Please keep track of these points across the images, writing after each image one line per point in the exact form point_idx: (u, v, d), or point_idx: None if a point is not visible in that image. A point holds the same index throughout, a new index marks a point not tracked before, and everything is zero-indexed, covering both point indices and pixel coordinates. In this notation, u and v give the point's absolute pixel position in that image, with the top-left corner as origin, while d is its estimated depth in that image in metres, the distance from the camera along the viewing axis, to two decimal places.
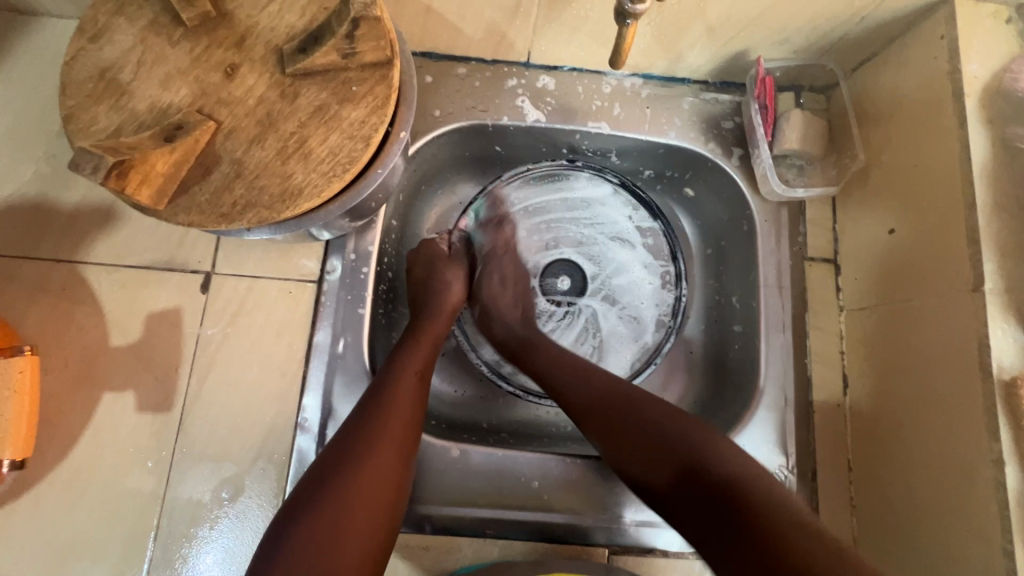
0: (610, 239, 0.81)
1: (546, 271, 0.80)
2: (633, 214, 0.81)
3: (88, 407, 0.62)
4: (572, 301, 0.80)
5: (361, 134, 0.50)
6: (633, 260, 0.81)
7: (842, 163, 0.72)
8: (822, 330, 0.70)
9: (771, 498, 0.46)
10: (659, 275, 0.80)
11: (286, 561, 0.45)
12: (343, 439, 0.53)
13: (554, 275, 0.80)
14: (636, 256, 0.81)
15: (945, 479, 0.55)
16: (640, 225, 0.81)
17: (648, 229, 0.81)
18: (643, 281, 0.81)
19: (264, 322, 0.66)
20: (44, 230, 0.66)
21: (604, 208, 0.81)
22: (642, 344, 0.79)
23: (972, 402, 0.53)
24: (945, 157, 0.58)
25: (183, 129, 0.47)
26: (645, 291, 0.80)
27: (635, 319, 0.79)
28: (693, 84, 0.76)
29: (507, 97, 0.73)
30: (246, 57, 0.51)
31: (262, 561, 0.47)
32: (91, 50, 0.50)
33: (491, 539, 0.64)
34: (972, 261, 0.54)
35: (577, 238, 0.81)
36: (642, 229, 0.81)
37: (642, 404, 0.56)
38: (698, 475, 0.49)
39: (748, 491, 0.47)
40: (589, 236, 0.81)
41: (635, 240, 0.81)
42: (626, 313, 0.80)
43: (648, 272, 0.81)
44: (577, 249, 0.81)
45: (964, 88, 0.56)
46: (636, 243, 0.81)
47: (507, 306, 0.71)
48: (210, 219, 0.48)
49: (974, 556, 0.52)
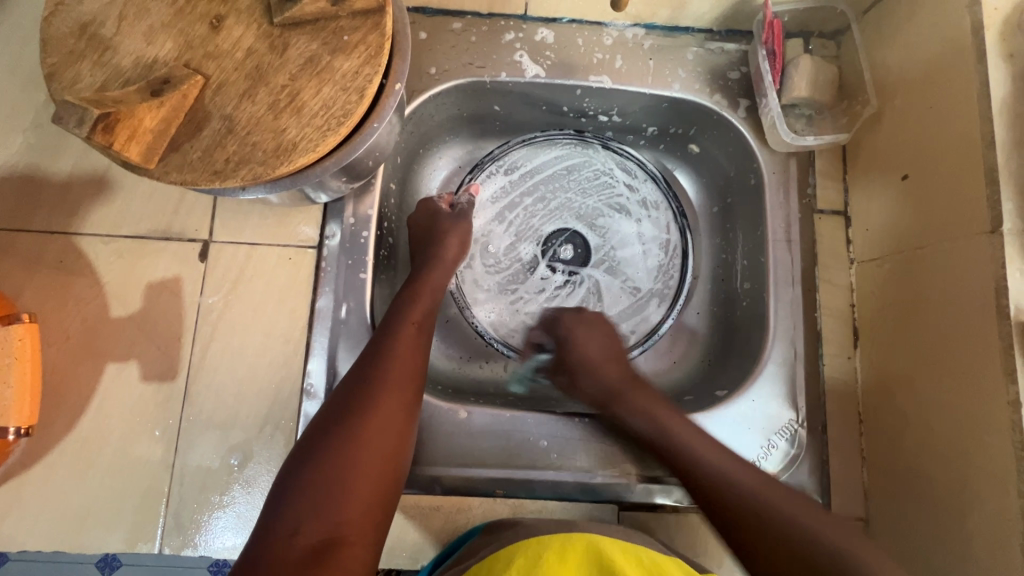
0: (613, 209, 0.79)
1: (548, 240, 0.79)
2: (640, 185, 0.79)
3: (93, 379, 0.62)
4: (573, 272, 0.78)
5: (355, 85, 0.48)
6: (640, 232, 0.79)
7: (853, 109, 0.69)
8: (832, 283, 0.69)
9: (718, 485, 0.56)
10: (660, 245, 0.79)
11: (295, 510, 0.46)
12: (346, 395, 0.53)
13: (556, 243, 0.79)
14: (639, 228, 0.79)
15: (958, 425, 0.55)
16: (646, 197, 0.79)
17: (654, 201, 0.79)
18: (647, 253, 0.79)
19: (265, 289, 0.65)
20: (35, 202, 0.65)
21: (609, 174, 0.80)
22: (642, 319, 0.77)
23: (986, 347, 0.52)
24: (962, 96, 0.55)
25: (171, 83, 0.46)
26: (650, 263, 0.78)
27: (635, 291, 0.78)
28: (698, 33, 0.73)
29: (505, 52, 0.70)
30: (232, 8, 0.49)
31: (272, 511, 0.46)
32: (69, 5, 0.48)
33: (501, 498, 0.64)
34: (990, 202, 0.52)
35: (579, 208, 0.79)
36: (646, 201, 0.79)
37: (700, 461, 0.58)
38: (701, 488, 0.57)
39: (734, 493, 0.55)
40: (591, 207, 0.79)
41: (639, 213, 0.79)
42: (627, 284, 0.78)
43: (653, 243, 0.79)
44: (578, 219, 0.79)
45: (984, 22, 0.54)
46: (645, 212, 0.79)
47: (602, 362, 0.68)
48: (202, 177, 0.46)
49: (986, 499, 0.52)
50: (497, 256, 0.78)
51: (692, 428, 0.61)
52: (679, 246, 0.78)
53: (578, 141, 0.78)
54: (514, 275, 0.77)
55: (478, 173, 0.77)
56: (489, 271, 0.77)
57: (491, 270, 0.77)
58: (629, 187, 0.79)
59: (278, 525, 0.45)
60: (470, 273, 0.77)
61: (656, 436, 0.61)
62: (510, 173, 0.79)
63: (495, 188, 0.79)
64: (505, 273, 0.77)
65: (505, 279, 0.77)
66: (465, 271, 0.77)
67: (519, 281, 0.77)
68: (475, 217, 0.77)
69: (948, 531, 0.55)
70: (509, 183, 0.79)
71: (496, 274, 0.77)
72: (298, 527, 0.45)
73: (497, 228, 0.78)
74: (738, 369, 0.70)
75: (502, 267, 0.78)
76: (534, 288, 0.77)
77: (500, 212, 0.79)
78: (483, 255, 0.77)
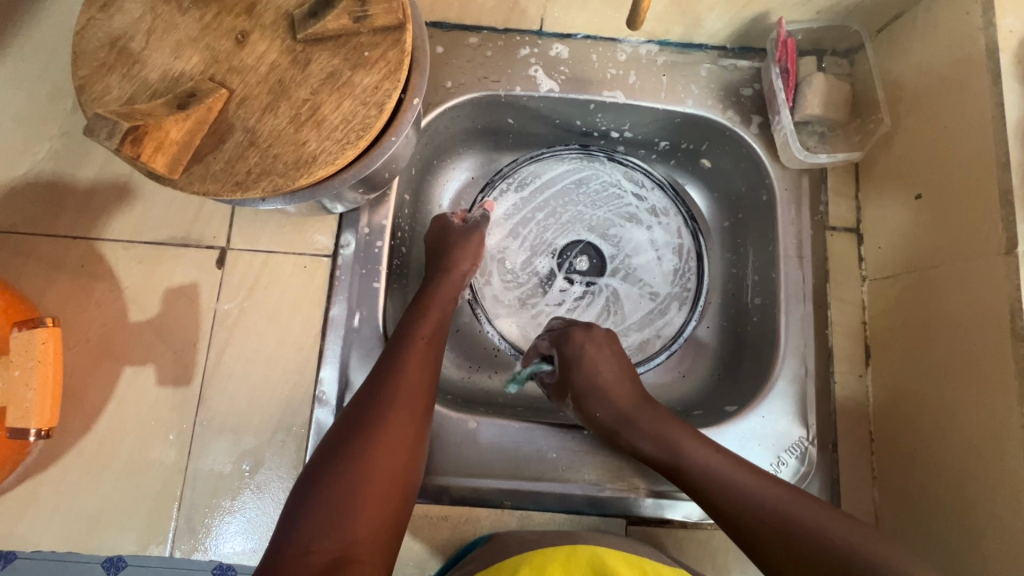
0: (625, 220, 0.80)
1: (562, 253, 0.79)
2: (649, 193, 0.80)
3: (110, 382, 0.63)
4: (592, 281, 0.79)
5: (374, 100, 0.49)
6: (651, 241, 0.80)
7: (865, 128, 0.70)
8: (844, 300, 0.69)
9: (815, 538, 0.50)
10: (673, 250, 0.79)
11: (308, 528, 0.46)
12: (355, 411, 0.53)
13: (571, 255, 0.79)
14: (651, 234, 0.80)
15: (972, 447, 0.54)
16: (655, 205, 0.80)
17: (663, 207, 0.80)
18: (661, 258, 0.79)
19: (280, 296, 0.66)
20: (59, 208, 0.66)
21: (617, 183, 0.80)
22: (665, 322, 0.77)
23: (1003, 370, 0.51)
24: (977, 117, 0.55)
25: (196, 97, 0.47)
26: (664, 268, 0.79)
27: (655, 297, 0.78)
28: (711, 50, 0.73)
29: (520, 66, 0.71)
30: (256, 24, 0.50)
31: (284, 530, 0.47)
32: (101, 19, 0.50)
33: (509, 510, 0.64)
34: (1006, 223, 0.52)
35: (591, 219, 0.80)
36: (656, 210, 0.80)
37: (730, 489, 0.55)
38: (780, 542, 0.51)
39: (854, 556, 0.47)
40: (602, 217, 0.80)
41: (649, 220, 0.80)
42: (646, 291, 0.78)
43: (666, 248, 0.79)
44: (590, 231, 0.80)
45: (999, 43, 0.54)
46: (655, 220, 0.80)
47: (613, 386, 0.65)
48: (225, 187, 0.47)
49: (999, 524, 0.51)
50: (513, 269, 0.78)
51: (714, 453, 0.58)
52: (695, 249, 0.79)
53: (585, 155, 0.79)
54: (531, 289, 0.78)
55: (491, 190, 0.78)
56: (506, 285, 0.78)
57: (509, 284, 0.78)
58: (637, 197, 0.80)
59: (292, 542, 0.46)
60: (490, 288, 0.78)
61: (673, 460, 0.59)
62: (523, 186, 0.80)
63: (508, 205, 0.79)
64: (523, 286, 0.78)
65: (523, 293, 0.78)
66: (483, 287, 0.77)
67: (536, 295, 0.78)
68: (490, 234, 0.79)
69: (961, 555, 0.55)
70: (523, 196, 0.80)
71: (514, 288, 0.78)
72: (308, 546, 0.45)
73: (514, 242, 0.79)
74: (749, 385, 0.70)
75: (520, 280, 0.78)
76: (552, 300, 0.78)
77: (513, 228, 0.79)
78: (498, 269, 0.78)
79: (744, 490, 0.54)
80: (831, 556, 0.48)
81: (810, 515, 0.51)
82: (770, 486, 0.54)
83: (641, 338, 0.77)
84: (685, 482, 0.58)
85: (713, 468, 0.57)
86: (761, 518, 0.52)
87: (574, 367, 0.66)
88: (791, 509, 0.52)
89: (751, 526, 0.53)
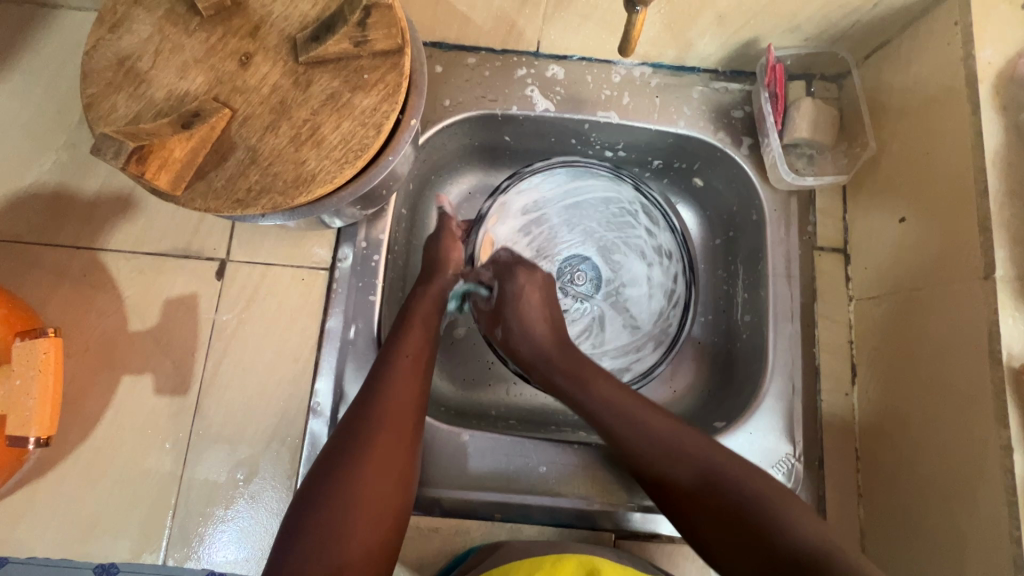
0: (630, 249, 0.81)
1: (564, 262, 0.81)
2: (660, 232, 0.79)
3: (109, 391, 0.64)
4: (582, 299, 0.80)
5: (372, 121, 0.51)
6: (648, 278, 0.81)
7: (853, 151, 0.71)
8: (831, 319, 0.70)
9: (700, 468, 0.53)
10: (664, 293, 0.80)
11: (299, 552, 0.47)
12: (343, 433, 0.54)
13: (572, 269, 0.81)
14: (649, 271, 0.81)
15: (953, 467, 0.55)
16: (663, 244, 0.80)
17: (668, 249, 0.79)
18: (652, 296, 0.80)
19: (278, 308, 0.67)
20: (63, 219, 0.68)
21: (632, 214, 0.80)
22: (638, 358, 0.78)
23: (982, 392, 0.52)
24: (957, 144, 0.57)
25: (200, 116, 0.49)
26: (651, 306, 0.80)
27: (634, 329, 0.80)
28: (703, 73, 0.75)
29: (516, 86, 0.73)
30: (260, 46, 0.52)
31: (279, 551, 0.48)
32: (110, 39, 0.52)
33: (499, 522, 0.65)
34: (985, 249, 0.53)
35: (600, 241, 0.82)
36: (660, 249, 0.80)
37: (633, 424, 0.57)
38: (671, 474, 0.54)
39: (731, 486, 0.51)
40: (609, 240, 0.82)
41: (652, 256, 0.81)
42: (626, 321, 0.80)
43: (659, 289, 0.80)
44: (596, 249, 0.82)
45: (978, 74, 0.56)
46: (657, 259, 0.80)
47: (538, 328, 0.66)
48: (226, 205, 0.49)
49: (977, 543, 0.52)
50: None
51: (621, 391, 0.60)
52: (682, 299, 0.78)
53: (613, 175, 0.78)
54: None
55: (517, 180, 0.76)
56: None
57: None
58: (648, 231, 0.80)
59: (283, 564, 0.47)
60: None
61: (583, 397, 0.60)
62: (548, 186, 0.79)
63: (527, 201, 0.79)
64: None
65: None
66: None
67: None
68: (500, 226, 0.78)
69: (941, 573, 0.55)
70: (540, 198, 0.80)
71: None
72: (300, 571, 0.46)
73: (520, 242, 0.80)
74: (737, 400, 0.71)
75: None
76: None
77: (526, 224, 0.80)
78: None
79: (646, 425, 0.57)
80: (712, 485, 0.52)
81: (702, 452, 0.54)
82: (674, 425, 0.57)
83: (616, 364, 0.78)
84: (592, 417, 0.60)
85: (619, 404, 0.59)
86: (662, 452, 0.55)
87: (506, 303, 0.67)
88: (684, 443, 0.55)
89: (644, 455, 0.56)
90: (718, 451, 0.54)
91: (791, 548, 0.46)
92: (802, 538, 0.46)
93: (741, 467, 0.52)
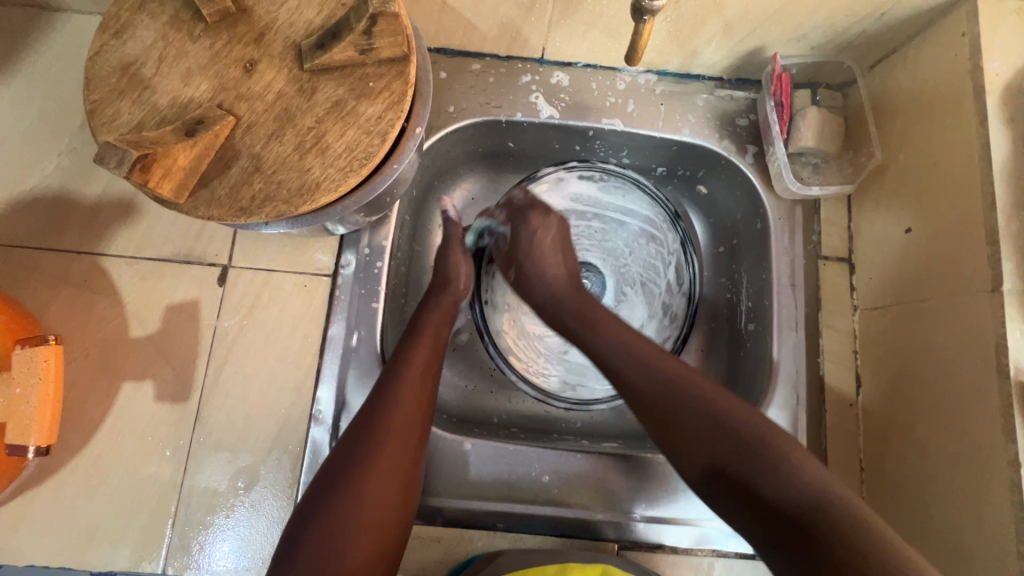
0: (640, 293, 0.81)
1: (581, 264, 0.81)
2: (677, 295, 0.78)
3: (109, 398, 0.64)
4: None
5: (377, 129, 0.51)
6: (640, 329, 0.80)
7: (858, 160, 0.71)
8: (835, 329, 0.70)
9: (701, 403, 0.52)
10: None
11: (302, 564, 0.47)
12: (349, 442, 0.54)
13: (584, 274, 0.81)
14: (645, 322, 0.80)
15: (958, 480, 0.55)
16: (672, 305, 0.79)
17: (674, 312, 0.78)
18: None
19: (280, 314, 0.67)
20: (64, 224, 0.67)
21: (666, 262, 0.80)
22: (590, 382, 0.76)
23: (988, 405, 0.52)
24: (965, 155, 0.57)
25: (204, 124, 0.48)
26: None
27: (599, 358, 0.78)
28: (708, 81, 0.75)
29: (521, 93, 0.73)
30: (265, 53, 0.52)
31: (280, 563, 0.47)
32: (114, 45, 0.51)
33: (501, 532, 0.64)
34: (992, 261, 0.53)
35: (619, 269, 0.82)
36: (668, 306, 0.79)
37: (634, 359, 0.57)
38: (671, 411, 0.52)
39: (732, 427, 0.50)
40: (631, 271, 0.81)
41: (656, 309, 0.80)
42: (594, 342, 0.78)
43: None
44: (613, 272, 0.82)
45: (986, 85, 0.55)
46: (659, 314, 0.80)
47: (551, 267, 0.68)
48: (229, 213, 0.49)
49: (983, 557, 0.52)
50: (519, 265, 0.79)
51: (623, 331, 0.60)
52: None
53: (671, 220, 0.77)
54: None
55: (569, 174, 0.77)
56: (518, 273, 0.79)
57: None
58: (670, 287, 0.79)
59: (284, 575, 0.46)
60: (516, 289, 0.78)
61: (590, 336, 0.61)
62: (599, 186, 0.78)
63: (577, 193, 0.79)
64: None
65: None
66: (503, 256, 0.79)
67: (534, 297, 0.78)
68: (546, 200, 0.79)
69: None
70: (590, 197, 0.80)
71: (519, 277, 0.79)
72: None
73: None
74: None
75: None
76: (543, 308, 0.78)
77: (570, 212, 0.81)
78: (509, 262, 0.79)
79: (645, 359, 0.56)
80: (712, 425, 0.50)
81: (704, 389, 0.53)
82: (674, 362, 0.56)
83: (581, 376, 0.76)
84: (595, 353, 0.60)
85: (619, 338, 0.59)
86: (662, 386, 0.54)
87: (521, 246, 0.70)
88: (687, 380, 0.54)
89: (644, 387, 0.55)
90: (721, 397, 0.52)
91: (788, 494, 0.45)
92: (803, 488, 0.45)
93: (743, 411, 0.51)
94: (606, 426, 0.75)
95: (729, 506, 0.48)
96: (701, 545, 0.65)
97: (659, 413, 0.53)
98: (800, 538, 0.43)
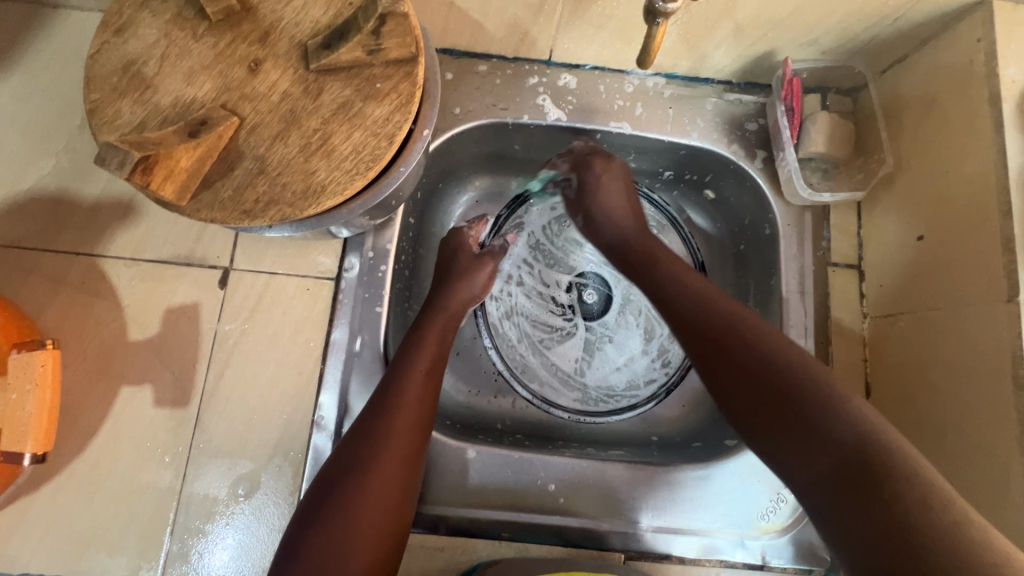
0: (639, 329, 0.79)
1: (587, 274, 0.81)
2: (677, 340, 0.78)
3: (107, 403, 0.62)
4: (575, 312, 0.80)
5: (385, 131, 0.50)
6: (629, 360, 0.78)
7: (868, 166, 0.70)
8: (845, 337, 0.69)
9: (759, 344, 0.50)
10: (629, 377, 0.78)
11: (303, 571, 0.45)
12: (352, 447, 0.53)
13: (588, 285, 0.80)
14: (635, 355, 0.78)
15: (972, 492, 0.54)
16: (670, 350, 0.78)
17: (670, 356, 0.78)
18: (617, 371, 0.78)
19: (282, 319, 0.66)
20: (62, 225, 0.66)
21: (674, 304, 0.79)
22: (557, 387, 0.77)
23: (1002, 416, 0.52)
24: (980, 163, 0.56)
25: (208, 124, 0.47)
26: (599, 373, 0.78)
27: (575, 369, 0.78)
28: (717, 84, 0.74)
29: (528, 95, 0.72)
30: (270, 52, 0.50)
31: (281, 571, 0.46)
32: (115, 43, 0.50)
33: (506, 542, 0.63)
34: (1007, 271, 0.52)
35: (628, 295, 0.80)
36: (663, 345, 0.78)
37: (693, 300, 0.55)
38: (729, 350, 0.51)
39: (791, 370, 0.48)
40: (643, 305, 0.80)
41: (652, 346, 0.78)
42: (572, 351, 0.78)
43: (624, 373, 0.78)
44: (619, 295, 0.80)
45: (1002, 93, 0.55)
46: (653, 352, 0.78)
47: (618, 212, 0.68)
48: (232, 216, 0.48)
49: None
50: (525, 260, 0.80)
51: (680, 274, 0.59)
52: (632, 399, 0.76)
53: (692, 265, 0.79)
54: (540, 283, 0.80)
55: None
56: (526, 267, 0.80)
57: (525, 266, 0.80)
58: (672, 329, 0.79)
59: None
60: (523, 280, 0.80)
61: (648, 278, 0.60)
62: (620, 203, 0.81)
63: None
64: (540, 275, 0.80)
65: (536, 279, 0.80)
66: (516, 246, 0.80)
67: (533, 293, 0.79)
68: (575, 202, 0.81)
69: None
70: None
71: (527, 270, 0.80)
72: None
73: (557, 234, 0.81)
74: None
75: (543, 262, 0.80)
76: (539, 304, 0.79)
77: None
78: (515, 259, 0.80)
79: (703, 301, 0.55)
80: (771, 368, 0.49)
81: (765, 331, 0.51)
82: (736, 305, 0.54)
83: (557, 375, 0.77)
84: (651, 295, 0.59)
85: (680, 278, 0.58)
86: (725, 325, 0.53)
87: (587, 190, 0.69)
88: (750, 321, 0.52)
89: (705, 326, 0.53)
90: (779, 338, 0.51)
91: (841, 438, 0.43)
92: (855, 428, 0.43)
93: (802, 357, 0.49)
94: (611, 433, 0.74)
95: (772, 446, 0.47)
96: (709, 555, 0.64)
97: (717, 352, 0.52)
98: (848, 474, 0.42)
